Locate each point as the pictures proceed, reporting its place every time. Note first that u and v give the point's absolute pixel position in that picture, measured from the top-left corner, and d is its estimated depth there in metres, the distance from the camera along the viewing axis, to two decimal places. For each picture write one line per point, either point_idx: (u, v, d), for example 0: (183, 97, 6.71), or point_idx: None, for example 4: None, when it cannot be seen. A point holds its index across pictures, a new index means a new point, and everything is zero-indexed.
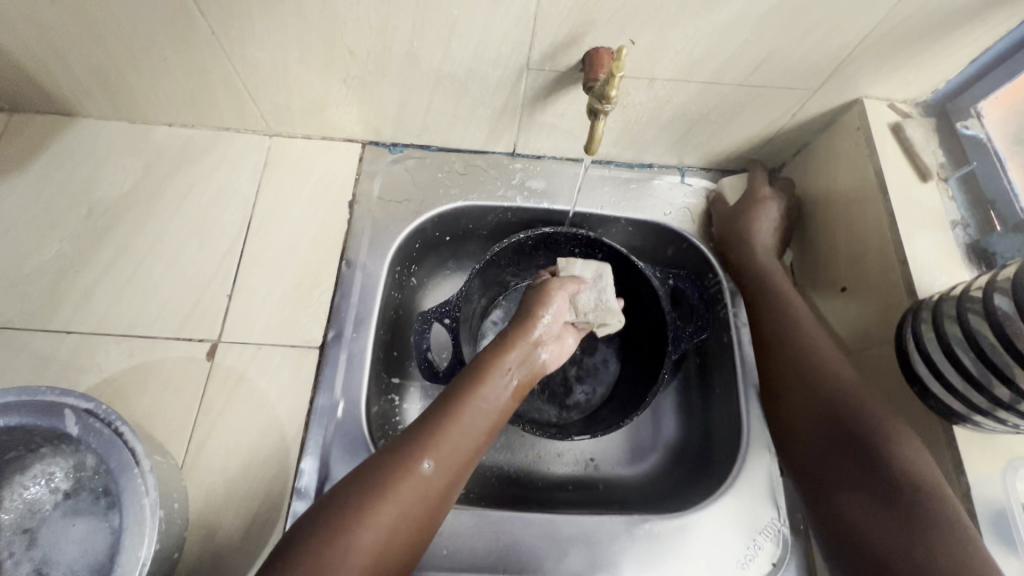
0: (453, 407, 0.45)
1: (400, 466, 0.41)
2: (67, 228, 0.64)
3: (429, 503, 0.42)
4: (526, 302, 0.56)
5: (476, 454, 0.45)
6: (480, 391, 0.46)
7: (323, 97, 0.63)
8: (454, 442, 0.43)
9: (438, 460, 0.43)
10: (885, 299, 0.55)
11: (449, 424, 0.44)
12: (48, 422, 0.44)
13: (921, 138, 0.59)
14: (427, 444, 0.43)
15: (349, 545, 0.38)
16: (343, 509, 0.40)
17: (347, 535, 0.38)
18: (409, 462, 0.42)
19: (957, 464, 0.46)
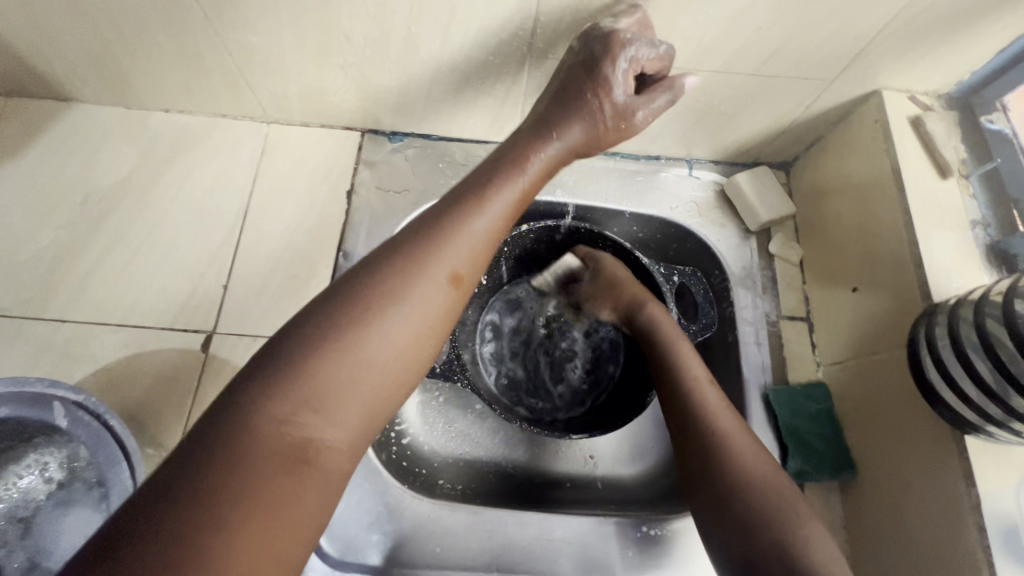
0: (462, 213, 0.42)
1: (406, 274, 0.39)
2: (63, 215, 0.63)
3: (438, 316, 0.39)
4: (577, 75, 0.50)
5: (485, 255, 0.43)
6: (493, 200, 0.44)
7: (320, 84, 0.62)
8: (469, 235, 0.41)
9: (452, 264, 0.40)
10: (897, 301, 0.53)
11: (467, 214, 0.42)
12: (36, 414, 0.44)
13: (943, 132, 0.56)
14: (433, 252, 0.40)
15: (353, 353, 0.35)
16: (346, 317, 0.36)
17: (354, 341, 0.36)
18: (414, 269, 0.39)
19: (968, 476, 0.44)
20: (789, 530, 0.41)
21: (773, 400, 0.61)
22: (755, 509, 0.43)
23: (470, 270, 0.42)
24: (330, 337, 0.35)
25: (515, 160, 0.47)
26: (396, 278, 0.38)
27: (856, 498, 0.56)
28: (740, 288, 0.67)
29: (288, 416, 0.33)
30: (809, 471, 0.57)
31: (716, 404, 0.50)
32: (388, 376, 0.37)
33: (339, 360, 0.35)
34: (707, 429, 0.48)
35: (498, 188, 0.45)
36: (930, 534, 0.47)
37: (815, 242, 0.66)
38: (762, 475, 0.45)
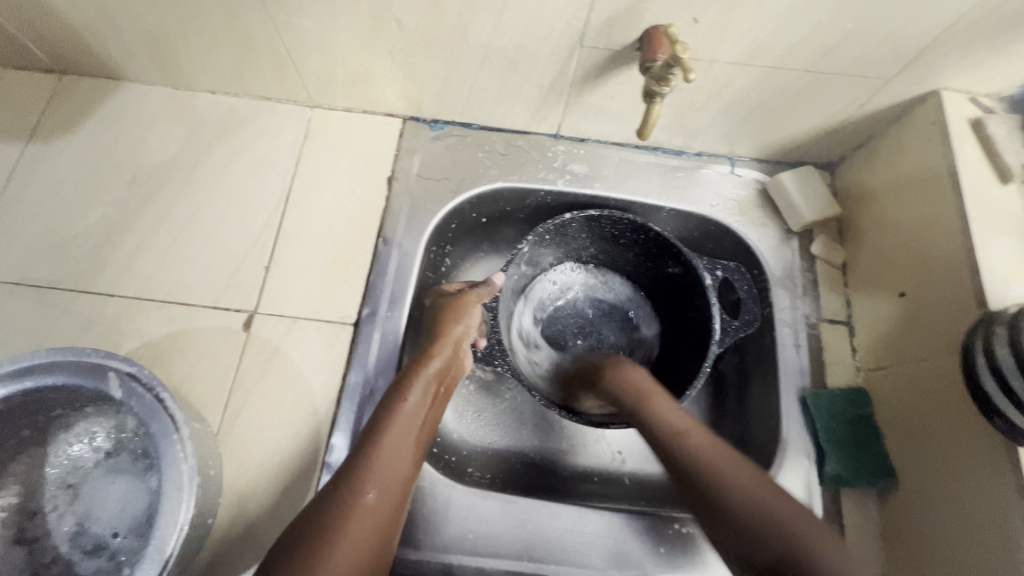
0: (379, 433, 0.50)
1: (362, 474, 0.46)
2: (113, 191, 0.65)
3: (405, 453, 0.49)
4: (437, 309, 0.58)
5: (408, 466, 0.49)
6: (402, 413, 0.51)
7: (367, 69, 0.62)
8: (405, 419, 0.51)
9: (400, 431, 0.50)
10: (950, 308, 0.52)
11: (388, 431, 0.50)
12: (93, 383, 0.44)
13: (1006, 135, 0.54)
14: (366, 472, 0.47)
15: (354, 519, 0.44)
16: (334, 495, 0.45)
17: (348, 516, 0.44)
18: (373, 448, 0.48)
19: (1021, 487, 0.43)
20: (820, 562, 0.40)
21: (811, 403, 0.60)
22: (773, 548, 0.41)
23: (405, 471, 0.49)
24: (330, 511, 0.44)
25: (405, 380, 0.54)
26: (356, 475, 0.46)
27: (896, 506, 0.55)
28: (780, 289, 0.66)
29: (319, 569, 0.40)
30: (846, 477, 0.56)
31: (706, 447, 0.49)
32: (381, 519, 0.45)
33: (344, 520, 0.43)
34: (705, 477, 0.46)
35: (388, 428, 0.50)
36: (978, 545, 0.46)
37: (860, 246, 0.65)
38: (765, 504, 0.44)
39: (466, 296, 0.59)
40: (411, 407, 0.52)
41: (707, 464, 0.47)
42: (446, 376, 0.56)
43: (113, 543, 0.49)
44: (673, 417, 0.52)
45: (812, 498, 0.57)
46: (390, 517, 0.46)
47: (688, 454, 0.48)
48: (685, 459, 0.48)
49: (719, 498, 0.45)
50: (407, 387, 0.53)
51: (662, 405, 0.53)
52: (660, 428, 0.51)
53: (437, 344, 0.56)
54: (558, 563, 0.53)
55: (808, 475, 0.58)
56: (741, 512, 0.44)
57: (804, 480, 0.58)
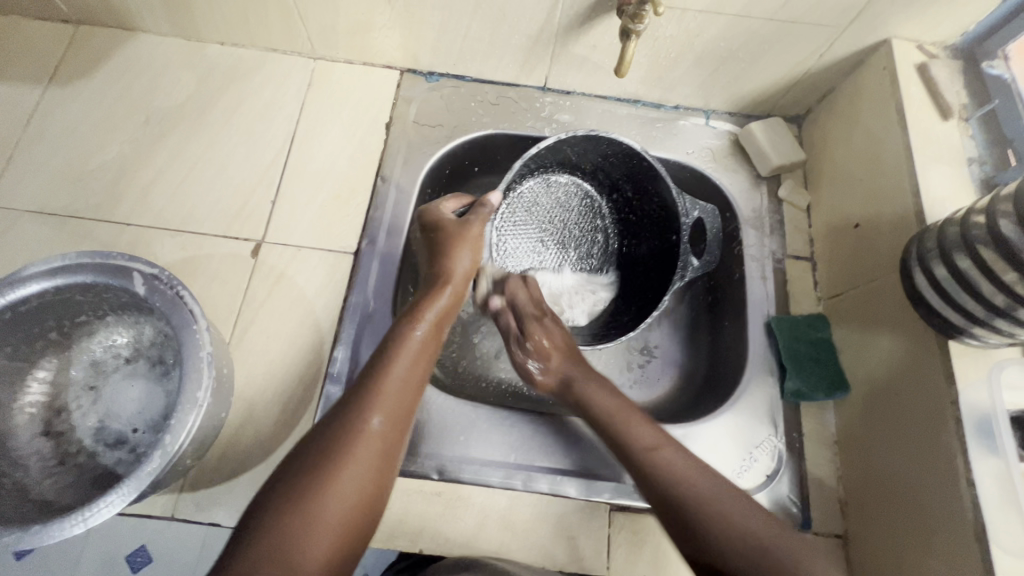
0: (385, 361, 0.49)
1: (369, 400, 0.45)
2: (127, 131, 0.69)
3: (409, 379, 0.49)
4: (439, 240, 0.60)
5: (414, 390, 0.49)
6: (411, 340, 0.51)
7: (367, 18, 0.67)
8: (410, 349, 0.51)
9: (407, 360, 0.50)
10: (896, 230, 0.57)
11: (392, 360, 0.49)
12: (119, 282, 0.49)
13: (947, 78, 0.60)
14: (374, 393, 0.46)
15: (360, 439, 0.43)
16: (340, 414, 0.44)
17: (353, 436, 0.43)
18: (383, 369, 0.48)
19: (949, 375, 0.49)
20: None
21: (775, 326, 0.65)
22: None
23: (410, 395, 0.48)
24: (338, 427, 0.43)
25: (410, 313, 0.54)
26: (360, 402, 0.45)
27: (848, 414, 0.60)
28: (749, 228, 0.71)
29: (325, 480, 0.40)
30: (805, 391, 0.62)
31: (696, 479, 0.48)
32: (387, 445, 0.44)
33: (350, 438, 0.43)
34: (688, 512, 0.46)
35: (394, 356, 0.49)
36: (913, 428, 0.52)
37: (823, 187, 0.71)
38: (763, 540, 0.43)
39: (467, 228, 0.60)
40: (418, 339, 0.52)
41: (689, 489, 0.47)
42: (448, 313, 0.57)
43: (133, 437, 0.54)
44: (655, 449, 0.51)
45: (775, 412, 0.62)
46: (396, 438, 0.46)
47: (676, 476, 0.48)
48: (665, 482, 0.48)
49: (693, 531, 0.45)
50: (411, 321, 0.53)
51: (646, 435, 0.52)
52: (631, 436, 0.52)
53: (445, 282, 0.58)
54: (541, 463, 0.58)
55: (771, 392, 0.63)
56: (751, 536, 0.43)
57: (767, 396, 0.63)
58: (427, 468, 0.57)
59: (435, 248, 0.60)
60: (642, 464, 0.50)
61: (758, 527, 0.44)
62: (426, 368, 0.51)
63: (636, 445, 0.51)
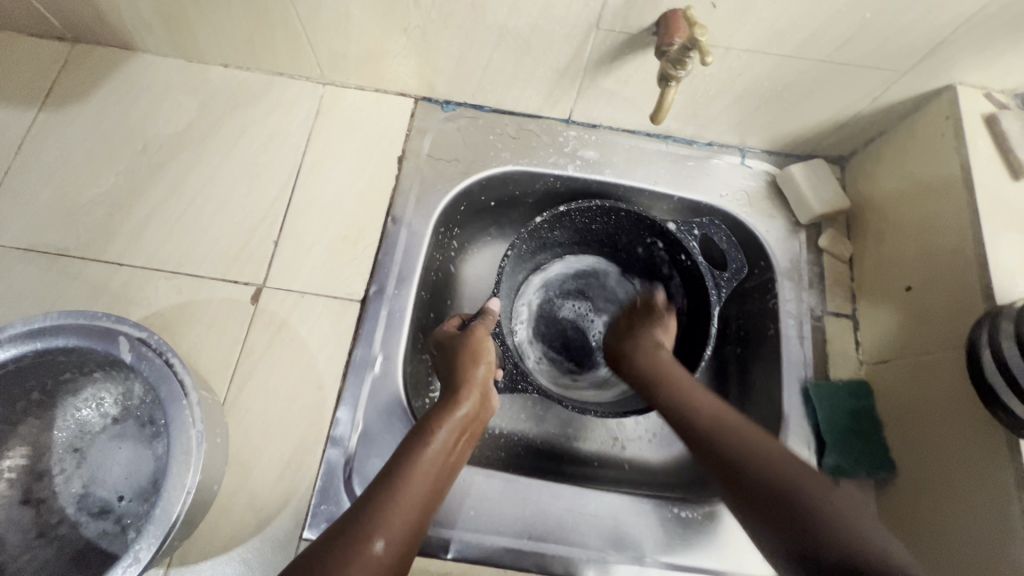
0: (394, 481, 0.45)
1: (371, 522, 0.42)
2: (123, 162, 0.65)
3: (416, 506, 0.45)
4: (458, 345, 0.56)
5: (421, 518, 0.45)
6: (425, 457, 0.48)
7: (381, 47, 0.62)
8: (423, 471, 0.47)
9: (417, 483, 0.46)
10: (956, 303, 0.52)
11: (401, 481, 0.46)
12: (103, 347, 0.45)
13: (1019, 131, 0.54)
14: (374, 519, 0.43)
15: (352, 570, 0.40)
16: (337, 540, 0.41)
17: (346, 566, 0.40)
18: (388, 492, 0.45)
19: (1019, 478, 0.44)
20: (840, 528, 0.41)
21: (813, 393, 0.60)
22: (785, 501, 0.44)
23: (414, 524, 0.44)
24: (333, 555, 0.40)
25: (429, 424, 0.50)
26: (366, 518, 0.43)
27: (893, 496, 0.55)
28: (785, 281, 0.66)
29: None
30: (845, 467, 0.57)
31: (736, 423, 0.50)
32: (387, 572, 0.41)
33: (342, 568, 0.39)
34: (731, 446, 0.49)
35: (406, 476, 0.46)
36: (973, 533, 0.47)
37: (869, 239, 0.65)
38: (797, 475, 0.45)
39: (477, 332, 0.57)
40: (432, 455, 0.48)
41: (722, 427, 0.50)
42: (470, 424, 0.52)
43: (118, 506, 0.50)
44: (686, 385, 0.54)
45: None
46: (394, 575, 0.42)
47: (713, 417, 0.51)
48: (708, 420, 0.51)
49: (748, 466, 0.47)
50: (430, 433, 0.49)
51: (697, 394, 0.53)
52: (681, 395, 0.54)
53: (465, 388, 0.53)
54: (557, 542, 0.54)
55: (808, 466, 0.58)
56: (770, 473, 0.46)
57: None
58: (434, 545, 0.53)
59: (454, 355, 0.55)
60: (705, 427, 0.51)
61: (756, 463, 0.47)
62: (437, 494, 0.47)
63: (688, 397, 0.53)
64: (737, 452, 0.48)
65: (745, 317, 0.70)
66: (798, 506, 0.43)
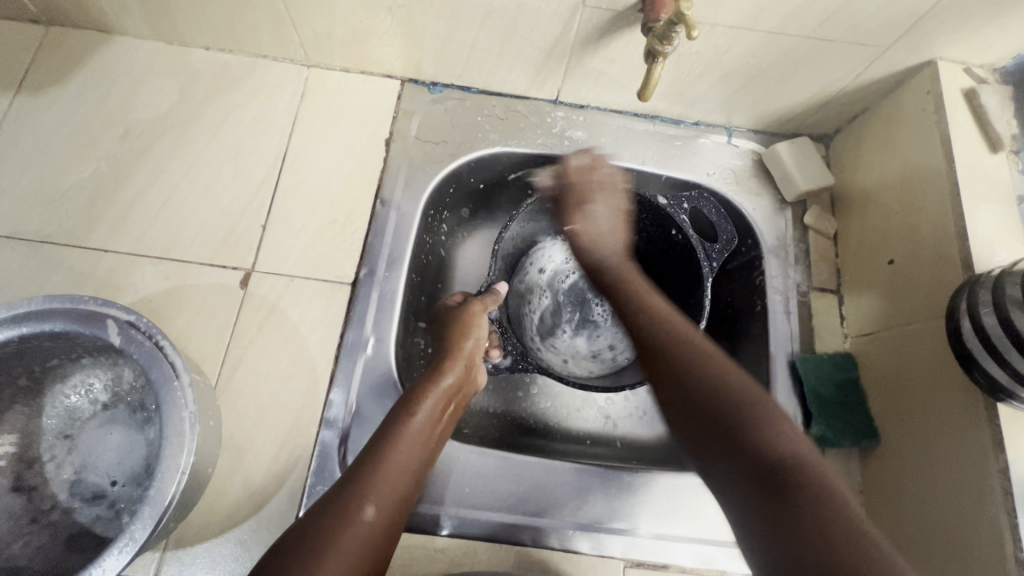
0: (383, 450, 0.46)
1: (361, 489, 0.43)
2: (104, 147, 0.64)
3: (406, 472, 0.47)
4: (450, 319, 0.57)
5: (410, 484, 0.47)
6: (412, 425, 0.49)
7: (366, 27, 0.61)
8: (410, 439, 0.48)
9: (405, 451, 0.47)
10: (936, 274, 0.53)
11: (389, 449, 0.46)
12: (91, 330, 0.44)
13: (998, 106, 0.55)
14: (364, 487, 0.43)
15: (347, 534, 0.41)
16: (330, 508, 0.42)
17: (341, 530, 0.41)
18: (377, 460, 0.46)
19: (997, 441, 0.45)
20: (772, 438, 0.38)
21: (799, 367, 0.61)
22: (729, 404, 0.40)
23: (405, 490, 0.46)
24: (330, 519, 0.41)
25: (416, 395, 0.51)
26: (356, 486, 0.44)
27: (876, 463, 0.57)
28: (771, 257, 0.67)
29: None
30: (831, 437, 0.58)
31: (691, 340, 0.47)
32: (378, 536, 0.43)
33: (336, 533, 0.40)
34: (673, 360, 0.45)
35: (394, 444, 0.47)
36: (953, 495, 0.48)
37: (852, 216, 0.66)
38: (732, 380, 0.42)
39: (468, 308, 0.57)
40: (420, 425, 0.49)
41: (681, 343, 0.46)
42: (458, 396, 0.54)
43: (111, 491, 0.50)
44: (642, 297, 0.53)
45: None
46: (385, 539, 0.43)
47: (679, 337, 0.47)
48: (656, 335, 0.48)
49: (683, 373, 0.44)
50: (417, 403, 0.50)
51: (650, 300, 0.53)
52: (625, 307, 0.53)
53: (452, 360, 0.54)
54: (552, 515, 0.55)
55: None
56: (714, 373, 0.43)
57: None
58: (431, 523, 0.54)
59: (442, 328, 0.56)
60: (652, 353, 0.47)
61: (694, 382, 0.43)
62: (426, 460, 0.49)
63: (661, 322, 0.49)
64: (677, 351, 0.46)
65: (733, 294, 0.71)
66: (741, 411, 0.40)
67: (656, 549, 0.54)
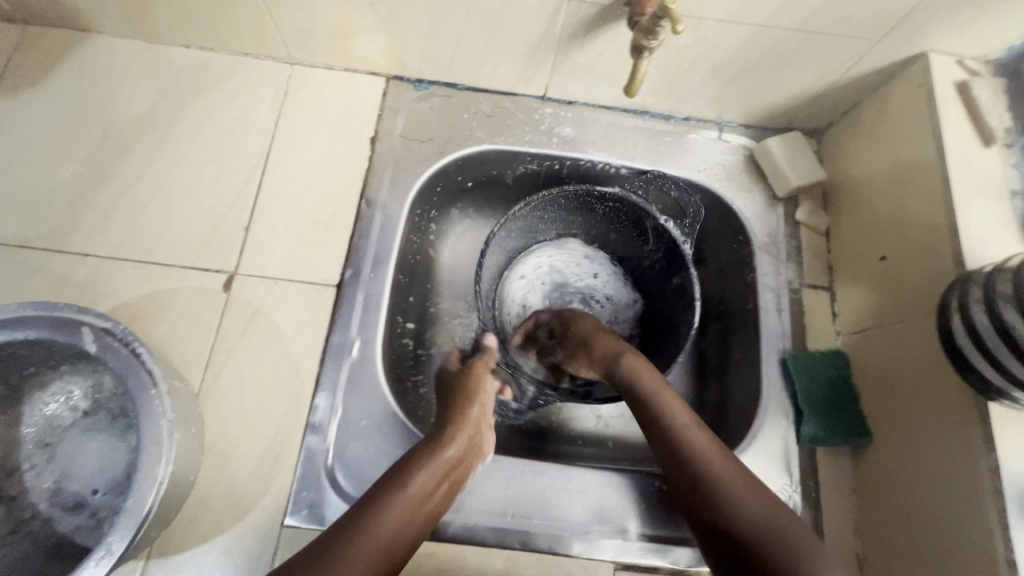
0: (372, 516, 0.43)
1: (341, 552, 0.40)
2: (82, 148, 0.62)
3: (393, 544, 0.43)
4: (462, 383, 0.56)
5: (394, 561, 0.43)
6: (409, 491, 0.45)
7: (347, 23, 0.60)
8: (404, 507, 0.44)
9: (395, 522, 0.43)
10: (928, 271, 0.52)
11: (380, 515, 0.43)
12: (65, 338, 0.43)
13: (990, 99, 0.55)
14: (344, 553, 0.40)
15: None
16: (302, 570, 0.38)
17: None
18: (364, 525, 0.42)
19: (988, 440, 0.45)
20: None
21: (791, 365, 0.61)
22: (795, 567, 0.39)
23: (386, 568, 0.42)
24: None
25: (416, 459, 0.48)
26: (337, 550, 0.40)
27: (868, 462, 0.57)
28: (763, 254, 0.66)
29: None
30: (822, 436, 0.58)
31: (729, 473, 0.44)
32: None
33: None
34: (722, 492, 0.43)
35: (386, 510, 0.43)
36: (944, 495, 0.48)
37: (845, 211, 0.65)
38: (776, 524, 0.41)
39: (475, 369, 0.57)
40: (416, 494, 0.46)
41: (718, 478, 0.44)
42: (462, 469, 0.50)
43: (92, 500, 0.50)
44: (673, 409, 0.49)
45: (790, 457, 0.58)
46: None
47: (714, 469, 0.44)
48: (698, 458, 0.45)
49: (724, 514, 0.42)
50: (416, 469, 0.47)
51: (679, 415, 0.48)
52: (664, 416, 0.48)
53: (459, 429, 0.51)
54: (541, 519, 0.54)
55: (786, 435, 0.59)
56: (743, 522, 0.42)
57: (782, 440, 0.59)
58: None
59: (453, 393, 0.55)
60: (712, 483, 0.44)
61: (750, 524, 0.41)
62: (418, 535, 0.45)
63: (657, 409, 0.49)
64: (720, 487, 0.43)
65: (724, 291, 0.70)
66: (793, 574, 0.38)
67: (647, 552, 0.54)
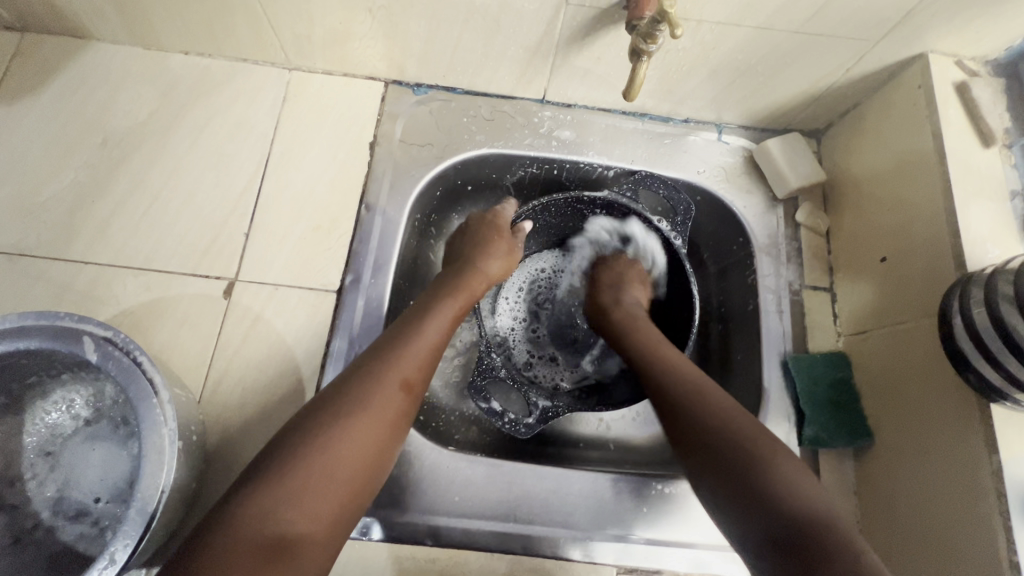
0: (332, 423, 0.42)
1: (295, 458, 0.39)
2: (82, 156, 0.62)
3: (353, 451, 0.42)
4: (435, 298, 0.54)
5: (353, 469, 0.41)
6: (371, 398, 0.44)
7: (345, 28, 0.60)
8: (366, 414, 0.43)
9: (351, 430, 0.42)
10: (929, 272, 0.52)
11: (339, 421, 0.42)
12: (66, 347, 0.43)
13: (989, 99, 0.55)
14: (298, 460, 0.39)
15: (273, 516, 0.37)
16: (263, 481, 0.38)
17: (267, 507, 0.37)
18: (322, 432, 0.41)
19: (990, 441, 0.45)
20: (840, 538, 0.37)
21: (792, 367, 0.61)
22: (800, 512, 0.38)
23: (348, 477, 0.41)
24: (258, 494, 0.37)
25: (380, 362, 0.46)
26: (290, 457, 0.39)
27: (870, 463, 0.57)
28: (763, 256, 0.66)
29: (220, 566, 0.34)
30: (824, 438, 0.58)
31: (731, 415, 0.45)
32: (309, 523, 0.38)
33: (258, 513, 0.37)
34: (723, 435, 0.44)
35: (346, 419, 0.42)
36: (947, 496, 0.48)
37: (845, 212, 0.65)
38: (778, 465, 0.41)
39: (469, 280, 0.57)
40: (380, 400, 0.44)
41: (726, 420, 0.45)
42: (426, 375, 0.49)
43: (95, 508, 0.50)
44: (676, 369, 0.51)
45: None
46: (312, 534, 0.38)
47: (721, 415, 0.45)
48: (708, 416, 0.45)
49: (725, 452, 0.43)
50: (381, 375, 0.45)
51: (686, 373, 0.50)
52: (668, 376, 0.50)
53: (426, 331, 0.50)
54: (543, 523, 0.54)
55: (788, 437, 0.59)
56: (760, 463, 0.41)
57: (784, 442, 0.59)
58: (420, 533, 0.53)
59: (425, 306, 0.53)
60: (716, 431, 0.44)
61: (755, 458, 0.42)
62: (380, 440, 0.44)
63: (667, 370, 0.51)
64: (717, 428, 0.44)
65: (726, 293, 0.70)
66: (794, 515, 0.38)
67: (650, 555, 0.54)
